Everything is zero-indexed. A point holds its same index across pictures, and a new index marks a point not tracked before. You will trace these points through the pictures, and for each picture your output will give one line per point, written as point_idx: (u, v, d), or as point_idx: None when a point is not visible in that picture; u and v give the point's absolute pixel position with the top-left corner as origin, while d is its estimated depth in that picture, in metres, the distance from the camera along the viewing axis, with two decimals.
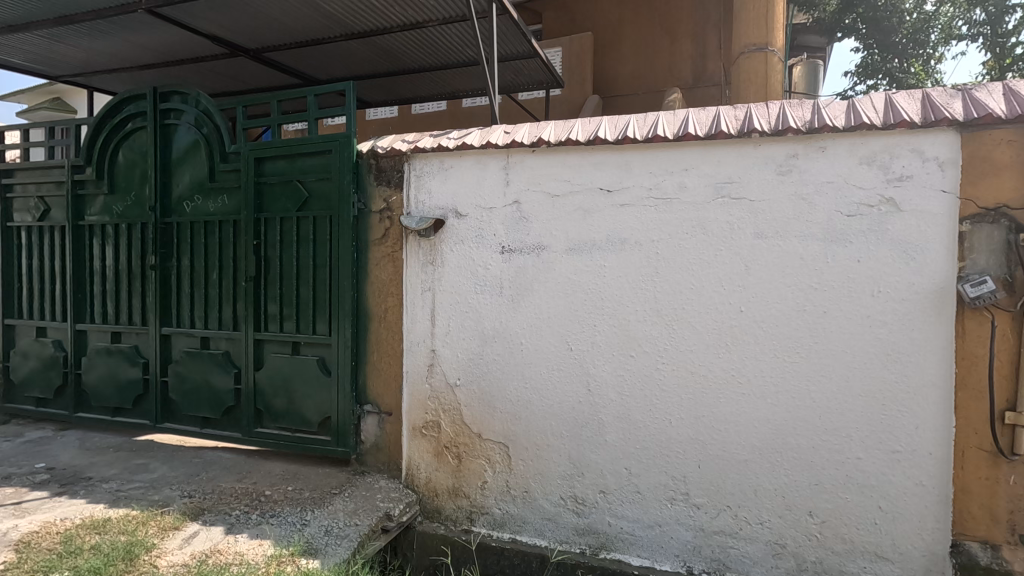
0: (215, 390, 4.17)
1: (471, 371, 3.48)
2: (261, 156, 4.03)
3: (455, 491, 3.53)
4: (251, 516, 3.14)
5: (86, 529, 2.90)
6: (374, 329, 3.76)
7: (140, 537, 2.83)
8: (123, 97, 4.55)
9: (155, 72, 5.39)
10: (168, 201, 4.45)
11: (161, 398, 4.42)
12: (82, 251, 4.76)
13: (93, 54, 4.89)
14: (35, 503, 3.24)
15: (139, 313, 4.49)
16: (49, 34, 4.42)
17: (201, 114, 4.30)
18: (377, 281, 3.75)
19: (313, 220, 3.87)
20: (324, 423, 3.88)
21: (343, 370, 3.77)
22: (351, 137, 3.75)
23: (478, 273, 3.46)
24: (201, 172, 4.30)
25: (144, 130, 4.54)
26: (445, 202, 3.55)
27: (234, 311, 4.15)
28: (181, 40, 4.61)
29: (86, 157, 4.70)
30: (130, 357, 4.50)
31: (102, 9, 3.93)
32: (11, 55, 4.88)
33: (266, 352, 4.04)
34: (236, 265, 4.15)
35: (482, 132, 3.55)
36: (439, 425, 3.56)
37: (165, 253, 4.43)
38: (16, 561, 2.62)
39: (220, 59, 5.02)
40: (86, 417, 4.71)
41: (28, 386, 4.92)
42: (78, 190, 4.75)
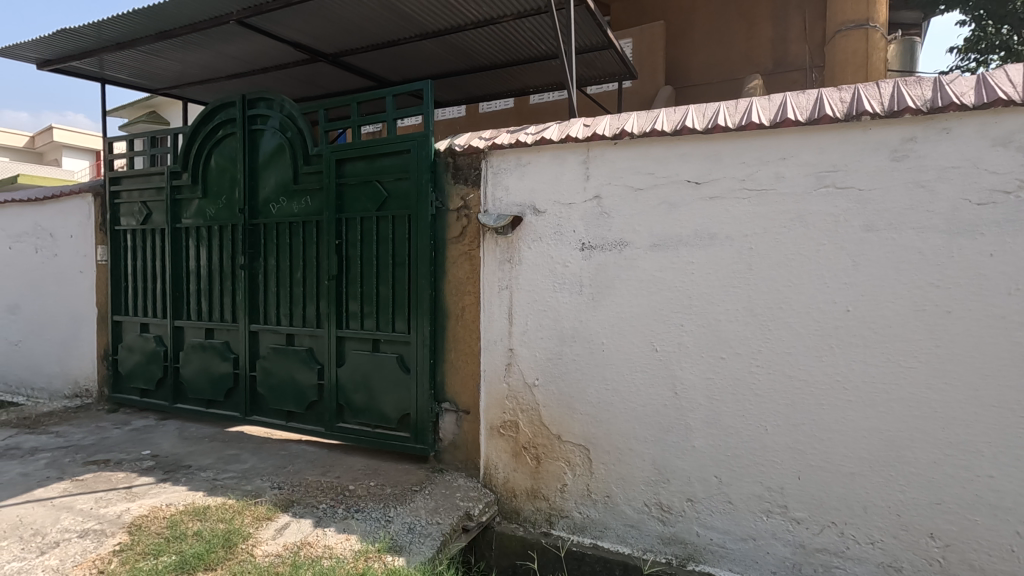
0: (299, 385, 4.32)
1: (550, 371, 3.40)
2: (342, 158, 4.13)
3: (533, 492, 3.46)
4: (338, 510, 3.20)
5: (189, 515, 3.06)
6: (452, 328, 3.76)
7: (237, 525, 2.95)
8: (215, 106, 4.80)
9: (241, 82, 5.66)
10: (256, 203, 4.65)
11: (250, 391, 4.63)
12: (179, 252, 5.08)
13: (187, 66, 5.19)
14: (143, 489, 3.46)
15: (230, 310, 4.74)
16: (150, 49, 4.73)
17: (286, 118, 4.47)
18: (454, 279, 3.75)
19: (392, 219, 3.93)
20: (402, 420, 3.93)
21: (422, 368, 3.80)
22: (428, 136, 3.77)
23: (557, 271, 3.38)
24: (285, 175, 4.47)
25: (233, 136, 4.76)
26: (523, 198, 3.48)
27: (317, 309, 4.28)
28: (265, 49, 4.80)
29: (183, 164, 5.00)
30: (222, 352, 4.75)
31: (197, 22, 4.17)
32: (118, 71, 5.27)
33: (347, 349, 4.15)
34: (319, 265, 4.28)
35: (561, 126, 3.46)
36: (517, 425, 3.50)
37: (253, 254, 4.64)
38: (130, 543, 2.79)
39: (301, 66, 5.19)
40: (183, 408, 5.02)
41: (133, 378, 5.30)
42: (176, 195, 5.07)
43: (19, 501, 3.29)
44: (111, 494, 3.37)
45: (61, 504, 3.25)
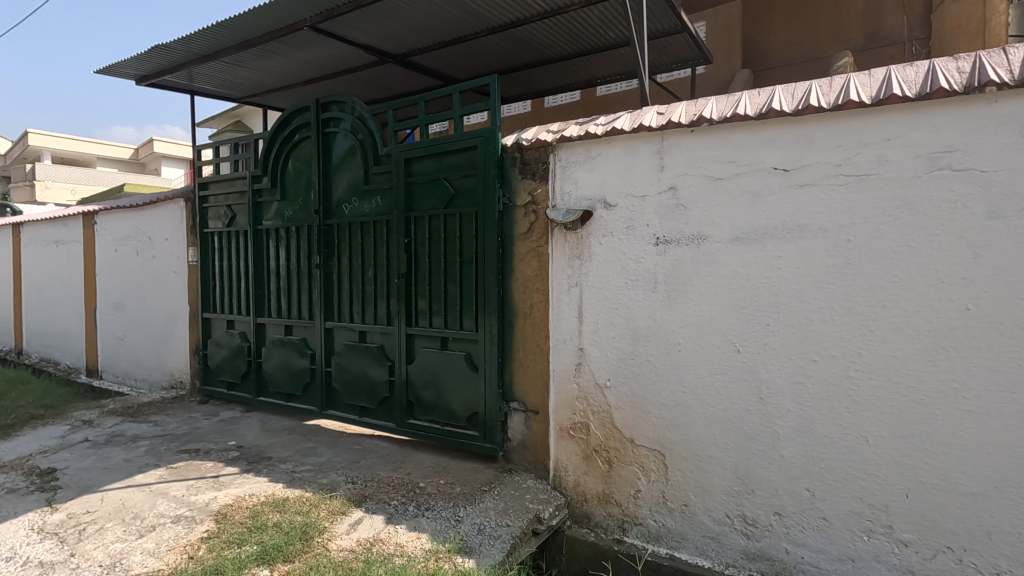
0: (372, 381, 4.41)
1: (623, 372, 3.26)
2: (410, 157, 4.16)
3: (605, 497, 3.33)
4: (409, 507, 3.22)
5: (270, 506, 3.17)
6: (520, 326, 3.69)
7: (313, 519, 3.03)
8: (291, 111, 4.98)
9: (315, 87, 5.86)
10: (329, 204, 4.79)
11: (325, 386, 4.78)
12: (261, 253, 5.33)
13: (266, 74, 5.43)
14: (229, 479, 3.64)
15: (307, 308, 4.91)
16: (233, 60, 4.98)
17: (357, 120, 4.56)
18: (522, 276, 3.67)
19: (460, 216, 3.91)
20: (471, 419, 3.91)
21: (490, 366, 3.76)
22: (495, 131, 3.71)
23: (630, 268, 3.22)
24: (357, 175, 4.56)
25: (308, 140, 4.93)
26: (593, 192, 3.35)
27: (387, 307, 4.35)
28: (337, 53, 4.92)
29: (263, 168, 5.23)
30: (300, 348, 4.94)
31: (274, 30, 4.33)
32: (205, 83, 5.60)
33: (417, 347, 4.18)
34: (389, 264, 4.34)
35: (633, 115, 3.30)
36: (588, 427, 3.39)
37: (327, 253, 4.78)
38: (217, 531, 2.92)
39: (370, 68, 5.29)
40: (266, 401, 5.26)
41: (221, 371, 5.63)
42: (257, 198, 5.32)
43: (122, 485, 3.55)
44: (200, 483, 3.57)
45: (157, 489, 3.48)
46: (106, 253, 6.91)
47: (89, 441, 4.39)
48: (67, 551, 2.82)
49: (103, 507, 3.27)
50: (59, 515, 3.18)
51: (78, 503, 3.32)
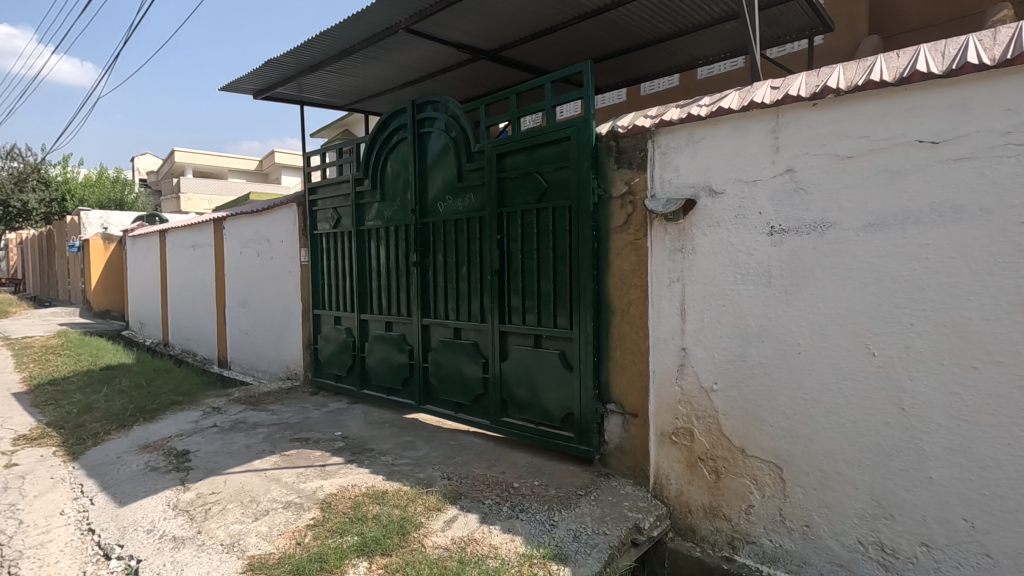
0: (467, 378, 4.43)
1: (731, 375, 2.97)
2: (502, 152, 4.11)
3: (711, 510, 3.07)
4: (503, 507, 3.15)
5: (370, 498, 3.26)
6: (617, 324, 3.51)
7: (410, 513, 3.07)
8: (390, 114, 5.14)
9: (412, 90, 6.01)
10: (425, 203, 4.88)
11: (423, 381, 4.89)
12: (363, 252, 5.57)
13: (366, 80, 5.65)
14: (335, 468, 3.81)
15: (405, 305, 5.05)
16: (336, 68, 5.22)
17: (450, 118, 4.59)
18: (619, 271, 3.48)
19: (553, 210, 3.79)
20: (566, 419, 3.79)
21: (585, 365, 3.61)
22: (589, 120, 3.54)
23: (739, 260, 2.93)
24: (451, 173, 4.60)
25: (405, 141, 5.05)
26: (696, 178, 3.09)
27: (481, 303, 4.34)
28: (431, 54, 4.99)
29: (364, 171, 5.45)
30: (399, 344, 5.09)
31: (373, 35, 4.47)
32: (313, 93, 5.94)
33: (510, 344, 4.13)
34: (482, 260, 4.34)
35: (742, 92, 2.99)
36: (692, 432, 3.13)
37: (423, 252, 4.89)
38: (322, 519, 3.05)
39: (463, 66, 5.32)
40: (369, 393, 5.49)
41: (329, 365, 5.97)
42: (360, 200, 5.56)
43: (242, 470, 3.84)
44: (309, 471, 3.76)
45: (272, 475, 3.72)
46: (233, 255, 7.60)
47: (217, 427, 4.82)
48: (195, 528, 3.08)
49: (226, 489, 3.54)
50: (190, 494, 3.49)
51: (206, 483, 3.63)
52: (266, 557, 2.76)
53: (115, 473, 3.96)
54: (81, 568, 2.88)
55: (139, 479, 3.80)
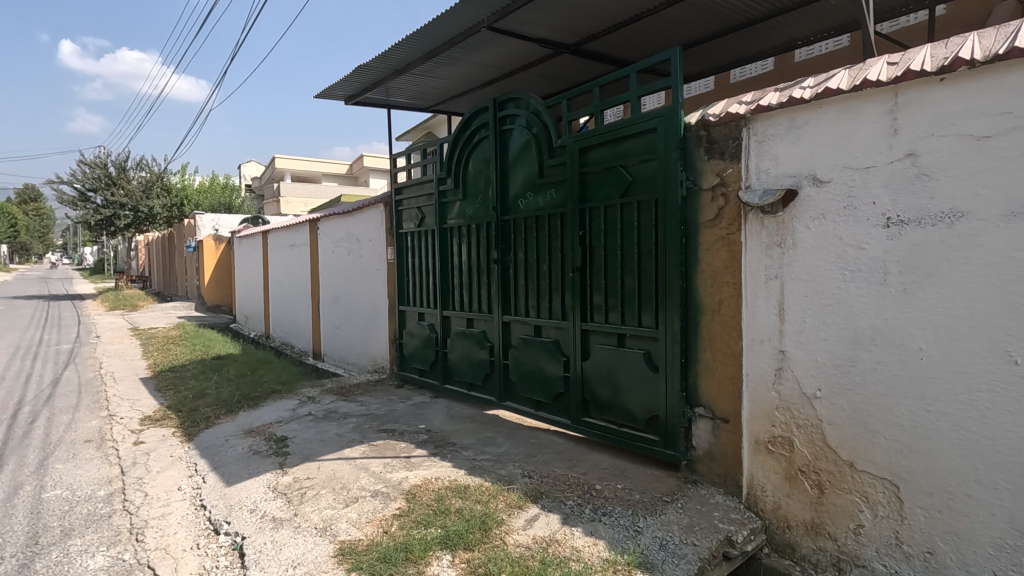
0: (547, 376, 4.39)
1: (838, 382, 2.71)
2: (585, 146, 4.03)
3: (813, 527, 2.83)
4: (585, 509, 3.08)
5: (453, 492, 3.31)
6: (706, 324, 3.32)
7: (492, 509, 3.08)
8: (472, 113, 5.20)
9: (493, 88, 6.05)
10: (506, 200, 4.89)
11: (504, 378, 4.91)
12: (446, 250, 5.69)
13: (449, 81, 5.75)
14: (419, 461, 3.90)
15: (486, 302, 5.10)
16: (421, 70, 5.36)
17: (532, 115, 4.56)
18: (709, 268, 3.30)
19: (637, 205, 3.66)
20: (650, 421, 3.65)
21: (672, 366, 3.45)
22: (677, 109, 3.38)
23: (849, 256, 2.66)
24: (532, 170, 4.57)
25: (487, 139, 5.09)
26: (798, 167, 2.85)
27: (562, 301, 4.28)
28: (513, 51, 4.99)
29: (447, 170, 5.56)
30: (480, 340, 5.14)
31: (456, 35, 4.53)
32: (399, 96, 6.15)
33: (592, 342, 4.05)
34: (563, 257, 4.28)
35: (852, 71, 2.72)
36: (792, 442, 2.90)
37: (504, 249, 4.90)
38: (407, 510, 3.13)
39: (544, 62, 5.27)
40: (451, 388, 5.60)
41: (413, 359, 6.16)
42: (443, 199, 5.68)
43: (334, 457, 4.03)
44: (395, 462, 3.89)
45: (361, 464, 3.87)
46: (326, 254, 8.05)
47: (312, 415, 5.11)
48: (292, 511, 3.27)
49: (319, 475, 3.73)
50: (288, 478, 3.72)
51: (302, 469, 3.85)
52: (355, 543, 2.86)
53: (224, 454, 4.30)
54: (195, 540, 3.14)
55: (244, 461, 4.10)
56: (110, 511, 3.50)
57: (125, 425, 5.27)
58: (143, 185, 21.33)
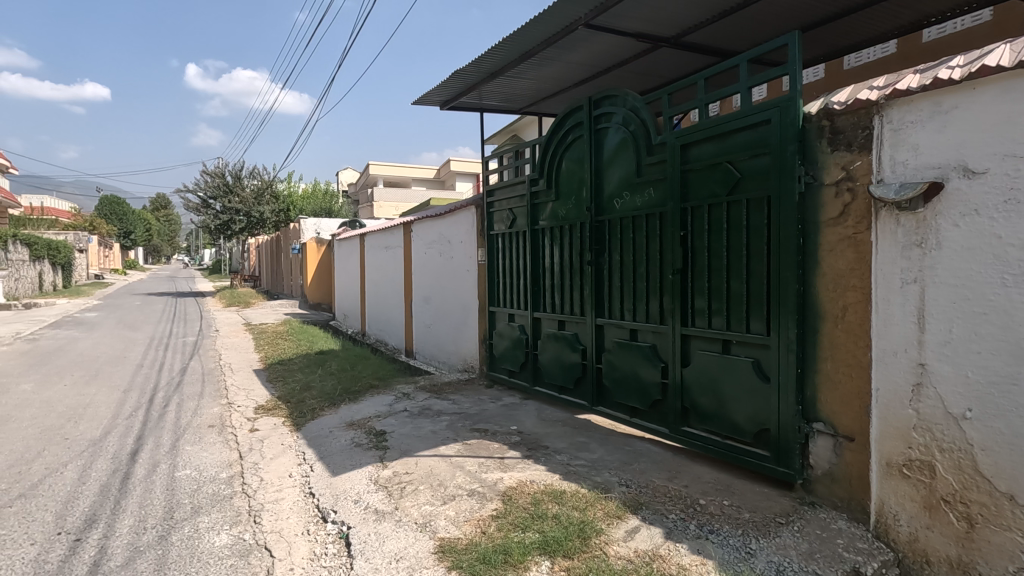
0: (643, 382, 4.23)
1: (993, 403, 2.36)
2: (688, 142, 3.84)
3: (960, 566, 2.48)
4: (690, 525, 2.91)
5: (549, 496, 3.26)
6: (827, 331, 3.04)
7: (590, 518, 2.99)
8: (566, 113, 5.14)
9: (586, 87, 5.95)
10: (601, 200, 4.78)
11: (596, 382, 4.79)
12: (537, 251, 5.67)
13: (542, 82, 5.73)
14: (513, 462, 3.90)
15: (578, 304, 5.02)
16: (515, 73, 5.38)
17: (629, 112, 4.43)
18: (831, 271, 3.02)
19: (746, 203, 3.43)
20: (759, 435, 3.40)
21: (786, 377, 3.19)
22: (795, 99, 3.13)
23: (1010, 257, 2.30)
24: (628, 169, 4.43)
25: (581, 139, 5.01)
26: (944, 156, 2.52)
27: (660, 304, 4.11)
28: (609, 48, 4.87)
29: (539, 171, 5.54)
30: (572, 343, 5.07)
31: (552, 36, 4.50)
32: (492, 99, 6.22)
33: (693, 348, 3.84)
34: (662, 258, 4.10)
35: (1016, 45, 2.36)
36: (933, 467, 2.57)
37: (598, 250, 4.79)
38: (504, 512, 3.12)
39: (642, 57, 5.11)
40: (541, 390, 5.57)
41: (503, 360, 6.19)
42: (535, 200, 5.67)
43: (430, 454, 4.12)
44: (489, 462, 3.91)
45: (456, 462, 3.93)
46: (419, 256, 8.31)
47: (408, 411, 5.27)
48: (393, 504, 3.37)
49: (418, 470, 3.83)
50: (388, 471, 3.85)
51: (400, 463, 3.97)
52: (455, 541, 2.89)
53: (329, 445, 4.54)
54: (306, 526, 3.32)
55: (347, 453, 4.31)
56: (232, 492, 3.79)
57: (242, 413, 5.73)
58: (255, 193, 23.21)
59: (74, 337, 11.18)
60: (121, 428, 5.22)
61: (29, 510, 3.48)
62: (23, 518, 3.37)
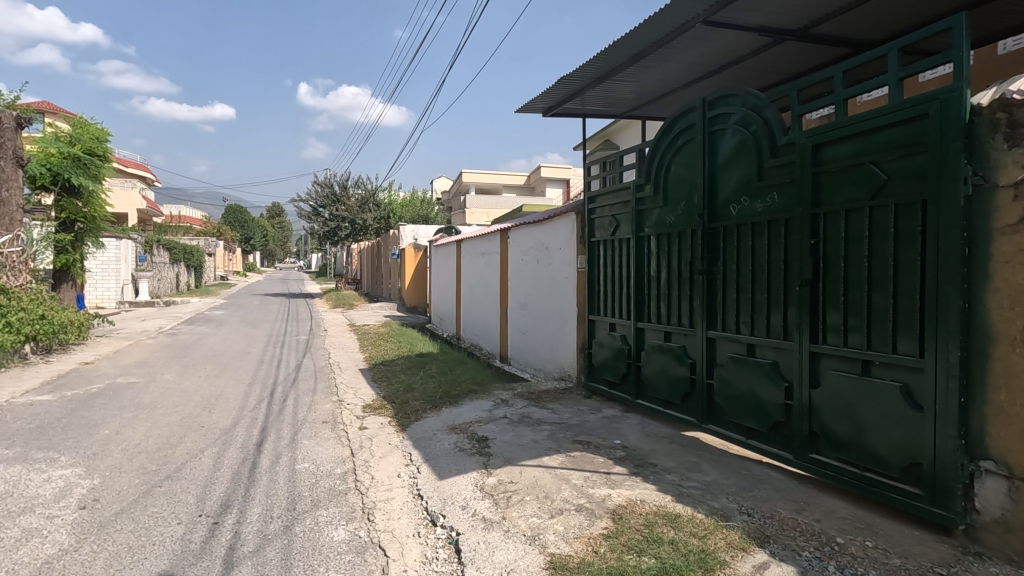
0: (762, 401, 3.91)
1: None
2: (821, 142, 3.51)
3: None
4: (829, 566, 2.62)
5: (663, 519, 3.08)
6: (1000, 356, 2.63)
7: (711, 547, 2.79)
8: (676, 115, 4.92)
9: (696, 88, 5.68)
10: (715, 206, 4.50)
11: (707, 399, 4.52)
12: (641, 259, 5.48)
13: (650, 84, 5.55)
14: (620, 478, 3.75)
15: (687, 315, 4.76)
16: (623, 76, 5.24)
17: (749, 111, 4.14)
18: (1007, 287, 2.61)
19: (894, 208, 3.06)
20: (908, 470, 3.01)
21: (944, 406, 2.80)
22: (961, 89, 2.74)
23: None
24: (748, 172, 4.13)
25: (692, 141, 4.76)
26: None
27: (784, 318, 3.78)
28: (726, 45, 4.61)
29: (646, 176, 5.35)
30: (680, 355, 4.82)
31: (666, 35, 4.32)
32: (595, 104, 6.12)
33: (824, 368, 3.50)
34: (787, 269, 3.78)
35: None
36: None
37: (711, 259, 4.52)
38: (616, 532, 2.99)
39: (762, 53, 4.78)
40: (644, 404, 5.36)
41: (603, 370, 6.04)
42: (640, 206, 5.47)
43: (534, 464, 4.08)
44: (596, 477, 3.79)
45: (561, 474, 3.85)
46: (516, 262, 8.35)
47: (508, 418, 5.28)
48: (500, 514, 3.36)
49: (522, 480, 3.79)
50: (493, 479, 3.85)
51: (505, 472, 3.96)
52: (566, 559, 2.80)
53: (434, 448, 4.64)
54: (416, 527, 3.38)
55: (452, 457, 4.37)
56: (346, 488, 3.96)
57: (352, 411, 6.02)
58: (359, 201, 24.66)
59: (205, 333, 12.40)
60: (247, 419, 5.67)
61: (175, 492, 3.84)
62: (170, 498, 3.72)
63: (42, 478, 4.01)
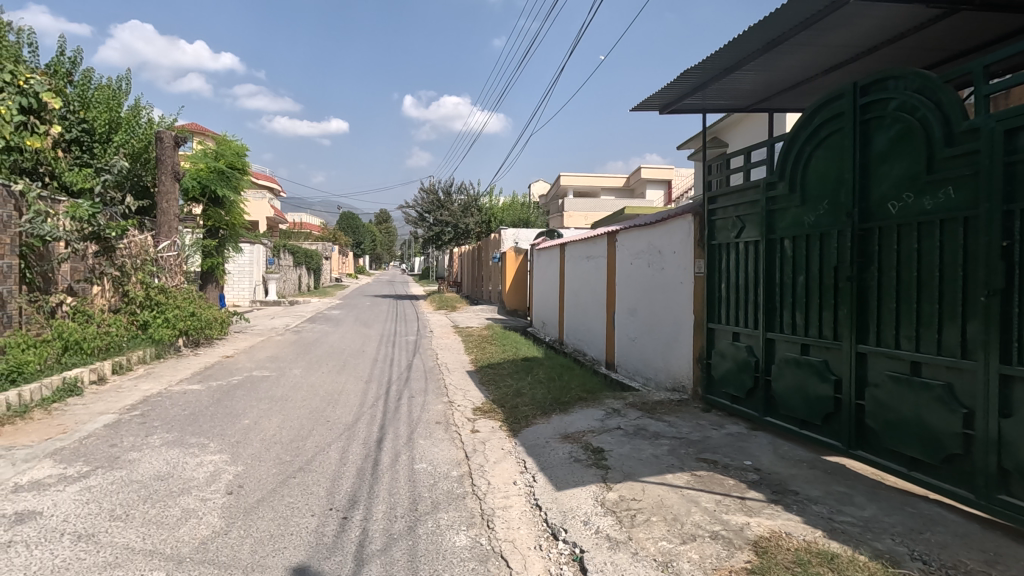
0: (931, 429, 3.38)
1: None
2: (1017, 126, 2.96)
3: None
4: None
5: (818, 558, 2.72)
6: None
7: None
8: (819, 104, 4.43)
9: (839, 73, 5.13)
10: (868, 204, 3.99)
11: (856, 422, 4.00)
12: (772, 263, 5.02)
13: (785, 72, 5.09)
14: (757, 505, 3.41)
15: (831, 327, 4.26)
16: (756, 65, 4.84)
17: (914, 94, 3.60)
18: None
19: None
20: None
21: None
22: None
23: None
24: (914, 164, 3.61)
25: (840, 132, 4.26)
26: None
27: (962, 332, 3.24)
28: (883, 22, 4.09)
29: (779, 173, 4.89)
30: (821, 371, 4.32)
31: (812, 16, 3.91)
32: (720, 99, 5.73)
33: (1019, 394, 2.93)
34: (967, 275, 3.24)
35: None
36: None
37: (862, 264, 4.00)
38: (763, 567, 2.69)
39: (926, 26, 4.20)
40: (775, 422, 4.89)
41: (725, 383, 5.61)
42: (771, 206, 5.02)
43: (658, 481, 3.83)
44: (729, 501, 3.47)
45: (690, 495, 3.57)
46: (625, 267, 8.06)
47: (623, 430, 5.05)
48: (625, 533, 3.16)
49: (647, 498, 3.57)
50: (614, 495, 3.66)
51: (627, 487, 3.75)
52: None
53: (548, 457, 4.54)
54: (537, 540, 3.29)
55: (568, 467, 4.23)
56: (464, 492, 3.96)
57: (463, 412, 6.10)
58: (462, 206, 25.41)
59: (325, 331, 13.32)
60: (367, 416, 5.92)
61: (308, 483, 4.05)
62: (304, 490, 3.93)
63: (196, 462, 4.42)
